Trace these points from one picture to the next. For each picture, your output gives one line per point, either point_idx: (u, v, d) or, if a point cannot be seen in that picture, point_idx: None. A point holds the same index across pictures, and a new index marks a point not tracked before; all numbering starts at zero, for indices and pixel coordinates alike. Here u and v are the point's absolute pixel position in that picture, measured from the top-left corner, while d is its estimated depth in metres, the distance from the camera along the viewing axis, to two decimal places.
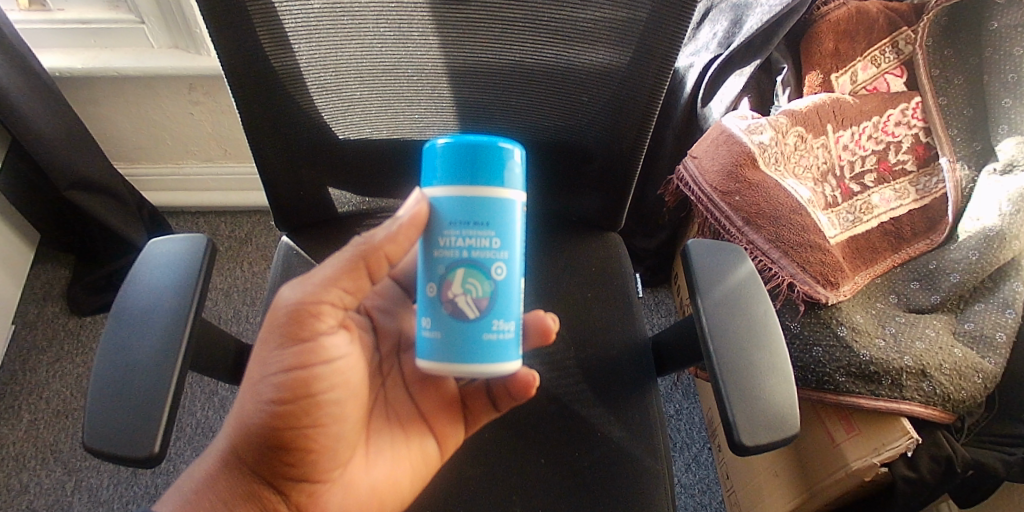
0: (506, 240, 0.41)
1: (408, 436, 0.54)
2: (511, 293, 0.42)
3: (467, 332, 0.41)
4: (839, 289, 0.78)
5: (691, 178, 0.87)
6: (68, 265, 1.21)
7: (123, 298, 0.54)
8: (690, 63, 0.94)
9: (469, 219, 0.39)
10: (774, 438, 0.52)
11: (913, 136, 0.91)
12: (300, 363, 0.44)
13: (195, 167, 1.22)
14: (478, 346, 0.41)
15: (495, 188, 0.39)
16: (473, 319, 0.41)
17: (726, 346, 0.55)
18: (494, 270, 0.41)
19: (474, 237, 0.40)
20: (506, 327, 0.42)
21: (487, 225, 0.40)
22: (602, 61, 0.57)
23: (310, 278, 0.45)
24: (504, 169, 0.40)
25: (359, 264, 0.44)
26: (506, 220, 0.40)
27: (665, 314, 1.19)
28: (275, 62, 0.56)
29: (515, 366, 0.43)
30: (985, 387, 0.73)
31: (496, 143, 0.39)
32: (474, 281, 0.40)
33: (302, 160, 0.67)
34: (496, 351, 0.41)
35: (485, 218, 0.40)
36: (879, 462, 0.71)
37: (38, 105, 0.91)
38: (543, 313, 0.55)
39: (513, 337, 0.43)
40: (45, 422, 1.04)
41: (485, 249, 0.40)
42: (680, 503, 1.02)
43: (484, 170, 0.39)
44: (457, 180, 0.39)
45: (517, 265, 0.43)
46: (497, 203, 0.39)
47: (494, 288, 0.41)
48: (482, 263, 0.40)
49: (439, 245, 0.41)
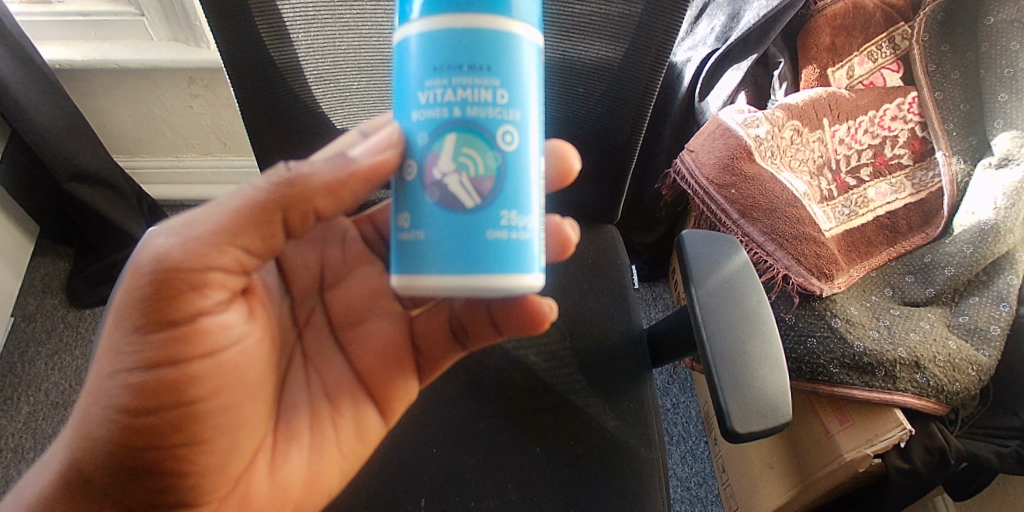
0: (512, 97, 0.32)
1: (336, 409, 0.49)
2: (526, 174, 0.34)
3: (466, 224, 0.33)
4: (833, 282, 0.79)
5: (688, 171, 0.88)
6: (67, 257, 1.22)
7: None
8: (687, 58, 0.95)
9: (462, 59, 0.31)
10: (767, 425, 0.52)
11: (910, 131, 0.91)
12: (172, 356, 0.39)
13: (195, 160, 1.22)
14: (476, 248, 0.33)
15: (500, 16, 0.31)
16: (471, 208, 0.33)
17: (718, 337, 0.56)
18: (500, 139, 0.33)
19: (468, 89, 0.32)
20: (522, 224, 0.34)
21: (488, 71, 0.31)
22: (600, 52, 0.57)
23: (190, 230, 0.38)
24: None
25: (265, 219, 0.39)
26: (509, 61, 0.32)
27: (663, 309, 1.19)
28: (274, 54, 0.57)
29: (537, 276, 0.35)
30: (979, 380, 0.74)
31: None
32: (471, 153, 0.33)
33: (301, 150, 0.68)
34: (505, 251, 0.33)
35: (484, 60, 0.31)
36: (872, 452, 0.72)
37: (36, 94, 0.91)
38: (560, 219, 0.48)
39: (531, 236, 0.34)
40: (44, 414, 1.04)
41: (486, 106, 0.32)
42: (676, 495, 1.02)
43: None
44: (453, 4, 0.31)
45: (532, 136, 0.34)
46: (500, 35, 0.31)
47: (499, 165, 0.33)
48: (482, 127, 0.32)
49: (418, 103, 0.33)
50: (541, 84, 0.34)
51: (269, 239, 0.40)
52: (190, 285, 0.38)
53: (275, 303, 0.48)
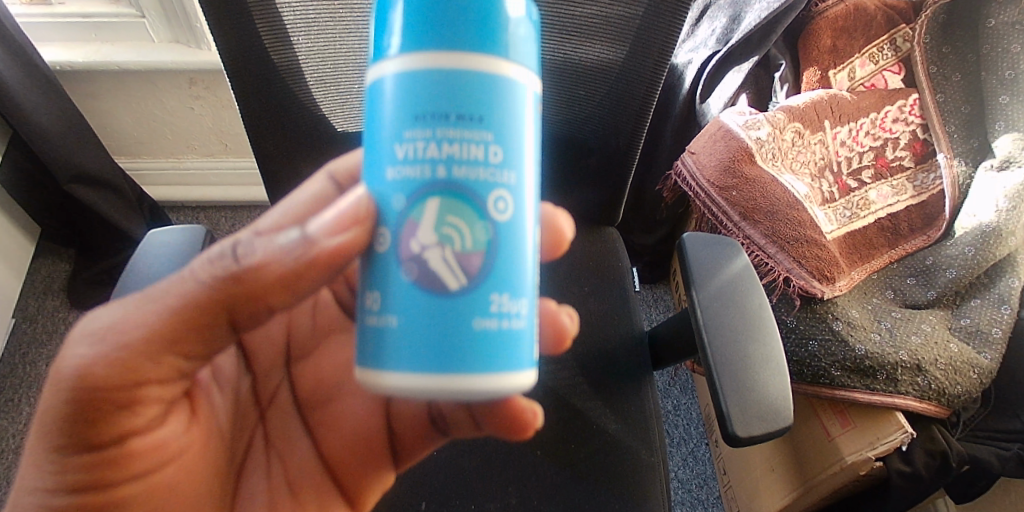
0: (505, 155, 0.30)
1: (301, 502, 0.46)
2: (519, 247, 0.31)
3: (449, 306, 0.29)
4: (835, 284, 0.79)
5: (689, 174, 0.87)
6: (68, 258, 1.22)
7: (122, 288, 0.55)
8: (688, 60, 0.95)
9: (449, 108, 0.28)
10: (769, 429, 0.52)
11: (911, 133, 0.91)
12: (98, 482, 0.37)
13: (196, 161, 1.22)
14: (461, 337, 0.29)
15: (493, 60, 0.29)
16: (456, 287, 0.29)
17: (719, 340, 0.56)
18: (491, 207, 0.30)
19: (456, 145, 0.29)
20: (514, 309, 0.30)
21: (479, 124, 0.29)
22: (600, 55, 0.57)
23: (116, 337, 0.33)
24: (505, 26, 0.29)
25: (204, 322, 0.34)
26: (501, 113, 0.29)
27: (664, 310, 1.19)
28: (274, 57, 0.57)
29: (529, 373, 0.31)
30: (980, 383, 0.74)
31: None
32: (457, 221, 0.29)
33: (302, 153, 0.68)
34: (493, 341, 0.29)
35: (474, 111, 0.29)
36: (874, 456, 0.72)
37: (37, 96, 0.91)
38: (556, 306, 0.45)
39: (523, 323, 0.31)
40: None
41: (475, 166, 0.29)
42: (677, 497, 1.02)
43: (472, 22, 0.28)
44: (438, 43, 0.28)
45: (527, 203, 0.31)
46: (493, 81, 0.29)
47: (490, 238, 0.30)
48: (471, 192, 0.29)
49: (395, 159, 0.29)
50: (536, 140, 0.32)
51: (213, 343, 0.35)
52: (117, 406, 0.35)
53: (229, 389, 0.46)
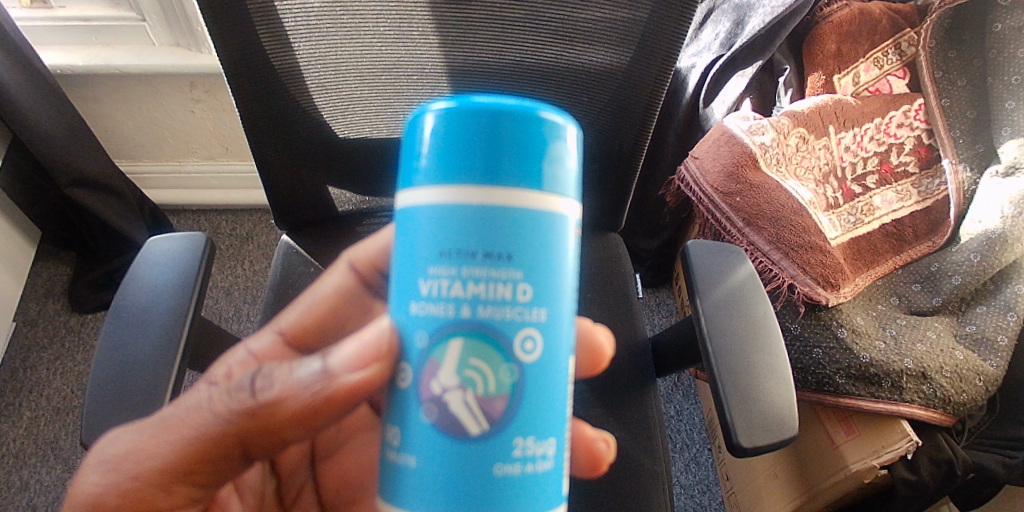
0: (534, 296, 0.30)
1: None
2: (546, 382, 0.31)
3: (469, 451, 0.29)
4: (839, 291, 0.78)
5: (693, 179, 0.87)
6: (69, 262, 1.22)
7: (123, 296, 0.55)
8: (692, 64, 0.94)
9: (475, 250, 0.28)
10: (774, 439, 0.51)
11: (916, 138, 0.90)
12: None
13: (197, 165, 1.22)
14: (481, 479, 0.29)
15: (527, 199, 0.29)
16: (478, 431, 0.29)
17: (723, 348, 0.55)
18: (518, 346, 0.30)
19: (482, 286, 0.29)
20: (537, 449, 0.30)
21: (508, 264, 0.29)
22: (604, 59, 0.56)
23: (131, 467, 0.38)
24: (540, 163, 0.29)
25: (216, 453, 0.37)
26: (533, 251, 0.29)
27: (666, 315, 1.19)
28: (275, 61, 0.57)
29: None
30: (986, 391, 0.73)
31: (518, 117, 0.29)
32: (482, 362, 0.29)
33: (304, 159, 0.67)
34: (513, 488, 0.29)
35: (503, 251, 0.29)
36: (878, 464, 0.71)
37: (39, 101, 0.91)
38: (594, 432, 0.47)
39: (547, 465, 0.31)
40: (46, 419, 1.04)
41: (502, 306, 0.29)
42: (679, 504, 1.02)
43: (504, 162, 0.29)
44: (469, 181, 0.29)
45: (558, 339, 0.31)
46: (525, 220, 0.29)
47: (515, 379, 0.30)
48: (497, 333, 0.29)
49: (422, 295, 0.30)
50: (569, 270, 0.31)
51: (224, 469, 0.39)
52: None
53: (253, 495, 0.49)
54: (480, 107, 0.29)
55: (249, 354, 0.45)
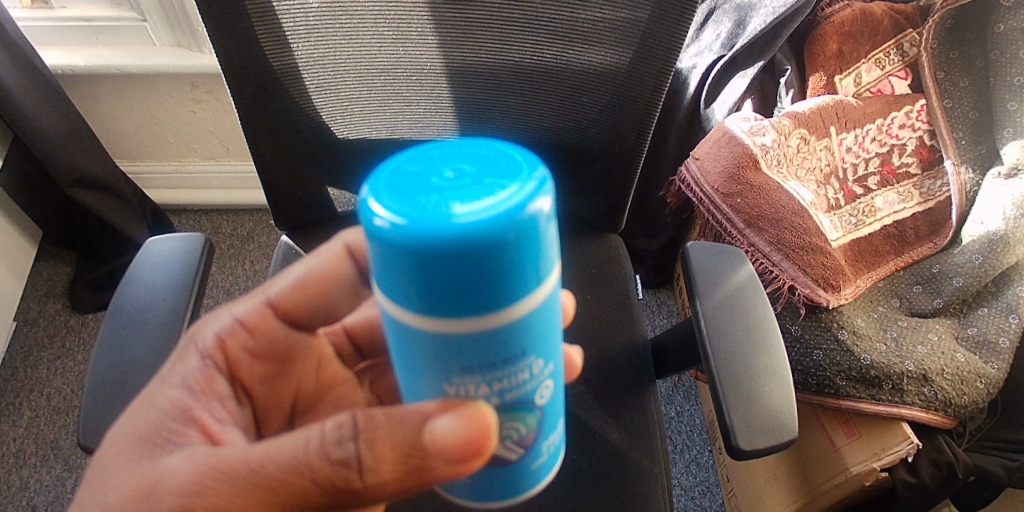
0: (548, 355, 0.27)
1: None
2: (557, 390, 0.31)
3: (513, 469, 0.32)
4: (840, 293, 0.78)
5: (693, 180, 0.86)
6: (69, 262, 1.22)
7: (121, 298, 0.55)
8: (692, 65, 0.94)
9: (493, 361, 0.25)
10: (774, 442, 0.51)
11: (918, 140, 0.90)
12: None
13: (197, 165, 1.22)
14: (522, 483, 0.33)
15: (541, 295, 0.24)
16: (518, 457, 0.31)
17: (722, 349, 0.55)
18: (538, 398, 0.29)
19: (506, 382, 0.26)
20: (554, 441, 0.33)
21: (528, 356, 0.26)
22: (603, 60, 0.56)
23: None
24: (543, 256, 0.23)
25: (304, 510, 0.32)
26: (546, 328, 0.26)
27: (667, 316, 1.18)
28: (274, 61, 0.56)
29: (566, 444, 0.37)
30: (987, 393, 0.73)
31: (521, 231, 0.21)
32: (513, 422, 0.29)
33: (302, 159, 0.67)
34: (547, 464, 0.34)
35: (524, 349, 0.25)
36: (879, 466, 0.71)
37: (40, 102, 0.91)
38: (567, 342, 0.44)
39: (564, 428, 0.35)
40: (47, 419, 1.04)
41: (522, 383, 0.27)
42: (679, 505, 1.01)
43: (506, 282, 0.22)
44: (475, 313, 0.22)
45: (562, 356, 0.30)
46: (539, 313, 0.24)
47: (540, 415, 0.30)
48: (521, 401, 0.28)
49: (442, 395, 0.27)
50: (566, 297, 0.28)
51: None
52: None
53: None
54: (469, 241, 0.20)
55: (235, 321, 0.42)
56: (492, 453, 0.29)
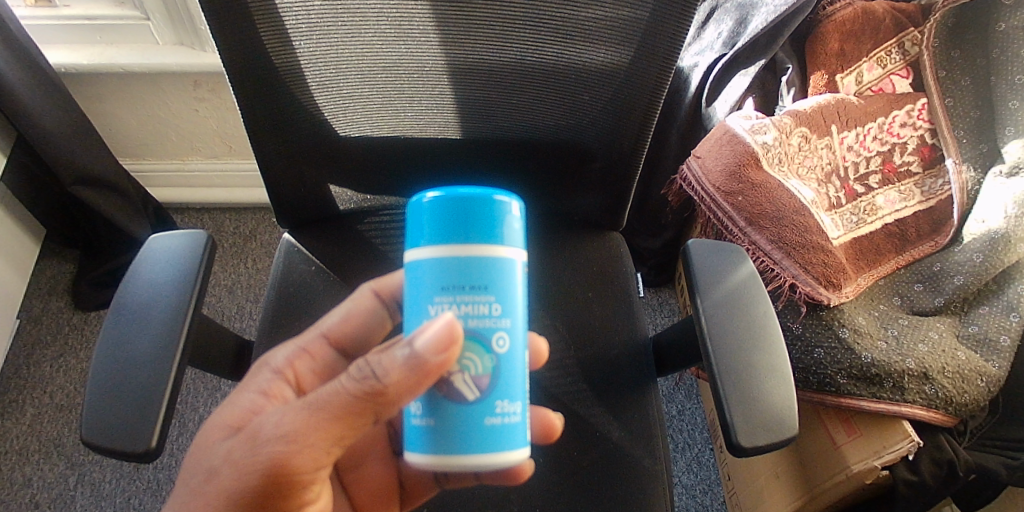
0: (507, 307, 0.35)
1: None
2: (510, 371, 0.36)
3: (467, 416, 0.35)
4: (841, 291, 0.78)
5: (694, 179, 0.86)
6: (73, 259, 1.22)
7: (124, 293, 0.55)
8: (694, 63, 0.93)
9: (463, 282, 0.34)
10: (773, 440, 0.51)
11: (919, 138, 0.90)
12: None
13: (200, 163, 1.23)
14: (476, 436, 0.34)
15: (501, 247, 0.35)
16: (472, 401, 0.35)
17: (723, 347, 0.55)
18: (495, 342, 0.35)
19: (470, 304, 0.34)
20: (514, 409, 0.36)
21: (486, 288, 0.34)
22: (604, 59, 0.56)
23: None
24: (511, 225, 0.35)
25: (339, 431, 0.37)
26: (505, 280, 0.35)
27: (669, 315, 1.19)
28: (276, 57, 0.57)
29: (525, 456, 0.37)
30: (988, 391, 0.73)
31: (502, 200, 0.35)
32: (472, 356, 0.35)
33: (305, 156, 0.68)
34: (502, 437, 0.35)
35: (483, 281, 0.34)
36: (880, 465, 0.71)
37: (45, 100, 0.92)
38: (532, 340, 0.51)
39: (521, 421, 0.37)
40: (49, 416, 1.05)
41: (484, 318, 0.34)
42: (680, 503, 1.02)
43: (484, 227, 0.34)
44: (451, 239, 0.34)
45: (521, 339, 0.37)
46: (496, 261, 0.34)
47: (496, 364, 0.35)
48: (480, 337, 0.35)
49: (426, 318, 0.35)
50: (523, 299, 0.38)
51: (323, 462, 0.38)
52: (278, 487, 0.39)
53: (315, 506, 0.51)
54: (476, 196, 0.34)
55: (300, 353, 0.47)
56: (456, 349, 0.34)
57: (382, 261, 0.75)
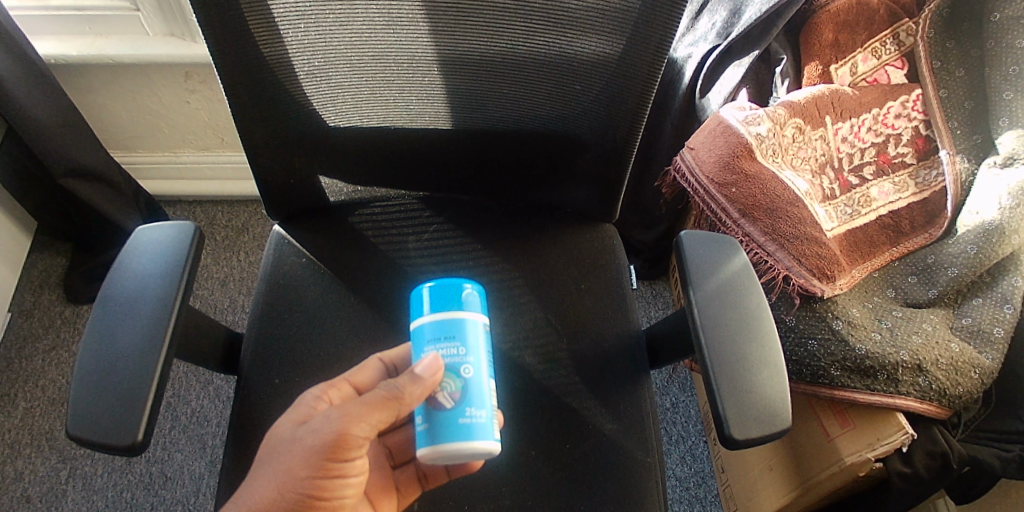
0: (473, 348, 0.45)
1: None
2: (479, 390, 0.45)
3: (443, 419, 0.43)
4: (835, 283, 0.78)
5: (688, 170, 0.86)
6: (64, 253, 1.21)
7: (111, 286, 0.55)
8: (688, 54, 0.92)
9: (442, 334, 0.45)
10: (766, 432, 0.51)
11: (914, 129, 0.90)
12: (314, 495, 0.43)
13: (192, 155, 1.22)
14: (449, 432, 0.43)
15: (467, 312, 0.46)
16: (447, 408, 0.43)
17: (716, 339, 0.55)
18: (464, 369, 0.44)
19: (446, 347, 0.45)
20: (482, 413, 0.44)
21: (456, 337, 0.45)
22: (596, 49, 0.56)
23: None
24: (475, 301, 0.47)
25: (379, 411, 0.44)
26: (471, 333, 0.46)
27: (662, 308, 1.19)
28: (263, 46, 0.56)
29: (495, 449, 0.44)
30: (982, 383, 0.73)
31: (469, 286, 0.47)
32: (445, 379, 0.44)
33: (294, 147, 0.67)
34: (471, 435, 0.43)
35: (454, 332, 0.45)
36: (873, 457, 0.71)
37: (37, 92, 0.91)
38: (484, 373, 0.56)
39: (490, 422, 0.44)
40: (42, 409, 1.04)
41: (454, 356, 0.44)
42: (674, 496, 1.01)
43: (455, 302, 0.46)
44: (435, 309, 0.46)
45: (486, 369, 0.46)
46: (465, 320, 0.45)
47: (465, 384, 0.44)
48: (451, 368, 0.44)
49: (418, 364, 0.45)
50: (488, 349, 0.47)
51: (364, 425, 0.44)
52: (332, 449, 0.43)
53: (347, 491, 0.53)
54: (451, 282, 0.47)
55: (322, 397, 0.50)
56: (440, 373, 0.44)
57: (373, 252, 0.74)
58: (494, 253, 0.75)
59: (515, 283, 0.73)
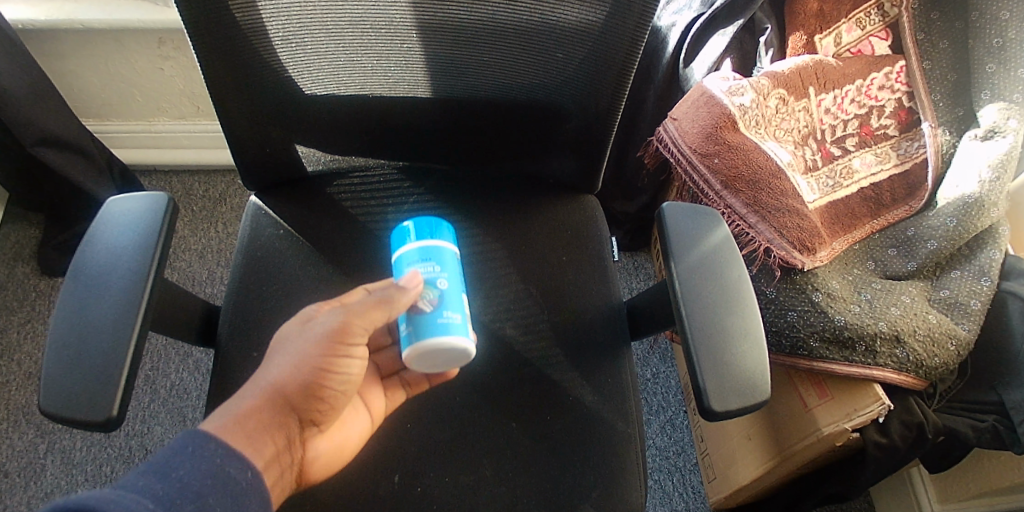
0: (448, 267, 0.49)
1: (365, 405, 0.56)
2: (453, 300, 0.48)
3: (422, 321, 0.46)
4: (815, 255, 0.78)
5: (671, 140, 0.85)
6: (36, 224, 1.19)
7: (83, 259, 0.54)
8: (672, 22, 0.92)
9: (418, 257, 0.49)
10: (744, 404, 0.51)
11: (897, 101, 0.89)
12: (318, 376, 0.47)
13: (167, 124, 1.20)
14: (427, 330, 0.45)
15: (440, 240, 0.50)
16: (425, 312, 0.46)
17: (697, 311, 0.55)
18: (440, 282, 0.48)
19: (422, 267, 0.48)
20: (459, 316, 0.47)
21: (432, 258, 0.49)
22: (579, 15, 0.55)
23: None
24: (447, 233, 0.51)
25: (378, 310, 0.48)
26: (444, 256, 0.50)
27: (644, 279, 1.19)
28: (235, 8, 0.54)
29: (471, 347, 0.47)
30: (957, 355, 0.73)
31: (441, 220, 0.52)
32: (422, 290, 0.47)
33: (269, 115, 0.66)
34: (449, 332, 0.46)
35: (430, 254, 0.49)
36: (851, 427, 0.72)
37: (5, 58, 0.88)
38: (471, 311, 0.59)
39: (465, 324, 0.47)
40: (19, 383, 1.03)
41: (430, 273, 0.48)
42: (654, 464, 1.02)
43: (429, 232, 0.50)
44: (412, 238, 0.50)
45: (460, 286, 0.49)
46: (438, 246, 0.50)
47: (441, 292, 0.47)
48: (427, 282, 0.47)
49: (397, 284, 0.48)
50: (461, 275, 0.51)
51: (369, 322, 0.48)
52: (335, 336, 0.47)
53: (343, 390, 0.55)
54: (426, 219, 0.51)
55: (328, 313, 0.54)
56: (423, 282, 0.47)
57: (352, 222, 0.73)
58: (475, 224, 0.75)
59: (495, 253, 0.72)
